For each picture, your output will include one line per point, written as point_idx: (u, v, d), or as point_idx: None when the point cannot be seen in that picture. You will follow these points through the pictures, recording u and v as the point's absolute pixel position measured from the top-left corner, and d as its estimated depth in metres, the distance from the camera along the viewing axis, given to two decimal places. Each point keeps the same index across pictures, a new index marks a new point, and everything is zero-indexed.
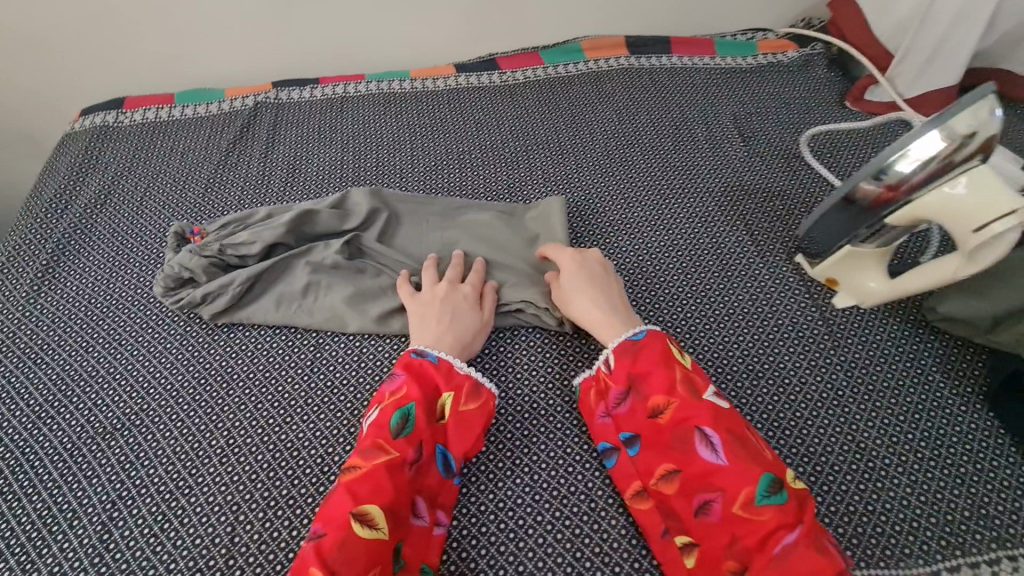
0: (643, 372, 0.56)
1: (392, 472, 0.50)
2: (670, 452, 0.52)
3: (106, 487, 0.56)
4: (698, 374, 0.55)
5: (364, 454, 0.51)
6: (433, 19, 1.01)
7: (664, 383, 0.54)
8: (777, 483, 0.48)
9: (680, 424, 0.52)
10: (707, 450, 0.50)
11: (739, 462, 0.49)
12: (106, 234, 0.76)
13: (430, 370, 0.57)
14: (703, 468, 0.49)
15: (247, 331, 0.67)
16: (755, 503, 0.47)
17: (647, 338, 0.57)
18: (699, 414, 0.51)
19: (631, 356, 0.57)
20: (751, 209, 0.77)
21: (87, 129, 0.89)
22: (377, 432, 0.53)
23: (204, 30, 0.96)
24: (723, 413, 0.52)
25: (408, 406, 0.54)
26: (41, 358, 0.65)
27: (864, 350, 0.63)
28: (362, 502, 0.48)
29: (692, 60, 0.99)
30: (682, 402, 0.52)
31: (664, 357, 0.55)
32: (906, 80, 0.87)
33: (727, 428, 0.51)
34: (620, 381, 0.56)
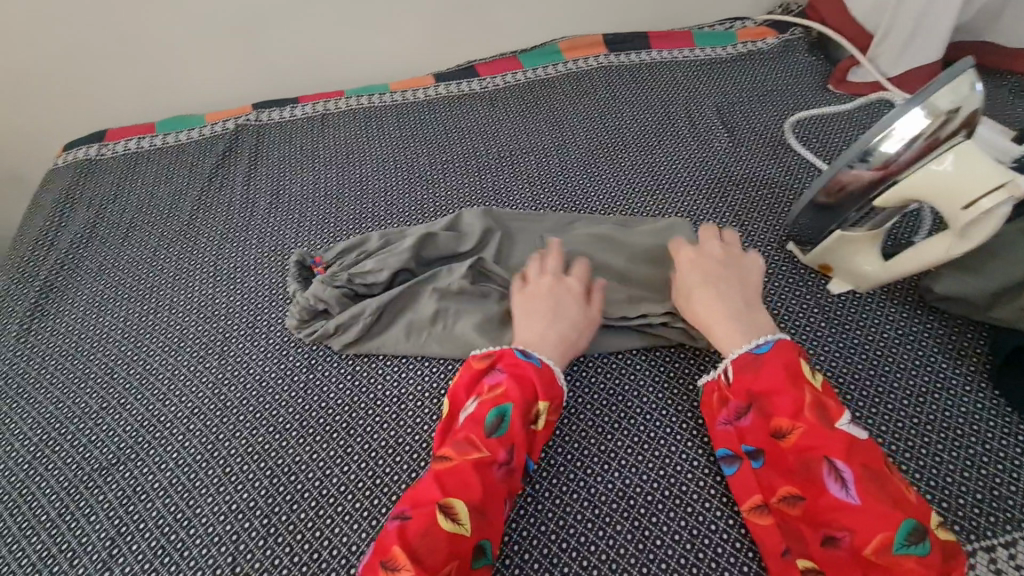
0: (767, 390, 0.52)
1: (483, 471, 0.50)
2: (796, 478, 0.49)
3: (104, 524, 0.55)
4: (831, 398, 0.50)
5: (459, 448, 0.51)
6: (410, 29, 1.01)
7: (792, 406, 0.50)
8: (918, 532, 0.44)
9: (811, 453, 0.48)
10: (838, 485, 0.47)
11: (878, 504, 0.45)
12: (94, 267, 0.76)
13: (534, 373, 0.55)
14: (832, 503, 0.46)
15: (240, 356, 0.66)
16: (892, 550, 0.44)
17: (772, 351, 0.53)
18: (833, 445, 0.48)
19: (754, 372, 0.53)
20: (740, 199, 0.76)
21: (70, 163, 0.89)
22: (474, 427, 0.52)
23: (182, 57, 0.96)
24: (859, 444, 0.48)
25: (505, 405, 0.53)
26: (35, 397, 0.64)
27: (862, 335, 0.63)
28: (450, 495, 0.48)
29: (671, 53, 0.99)
30: (811, 429, 0.49)
31: (793, 373, 0.51)
32: (888, 59, 0.87)
33: (863, 464, 0.47)
34: (743, 396, 0.53)
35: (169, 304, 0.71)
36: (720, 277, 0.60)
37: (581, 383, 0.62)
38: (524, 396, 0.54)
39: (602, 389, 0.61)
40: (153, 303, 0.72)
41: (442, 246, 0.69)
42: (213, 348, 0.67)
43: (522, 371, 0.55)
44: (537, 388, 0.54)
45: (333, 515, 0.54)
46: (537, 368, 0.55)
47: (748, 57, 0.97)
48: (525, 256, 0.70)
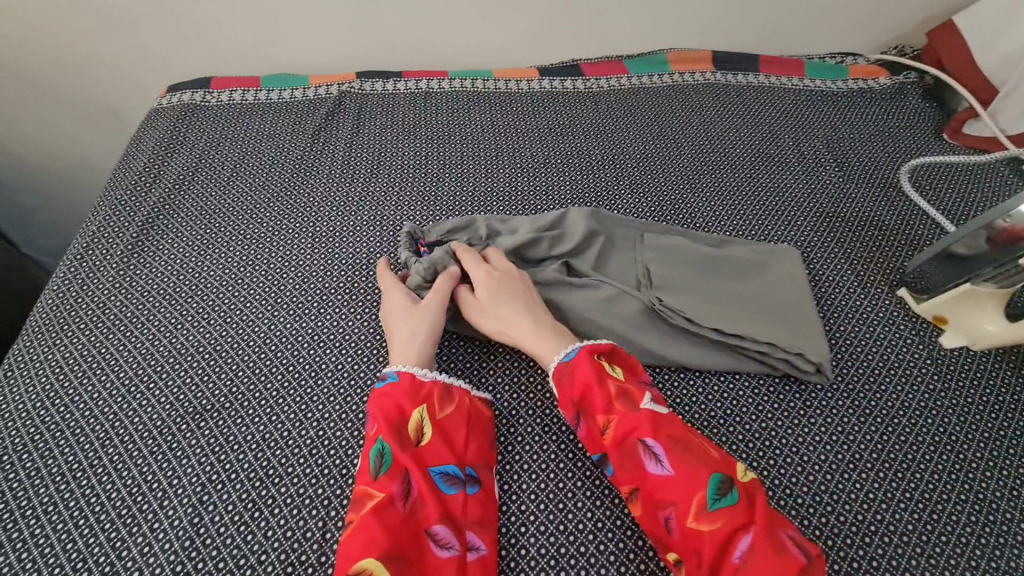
0: (586, 392, 0.55)
1: (382, 516, 0.47)
2: (622, 474, 0.51)
3: (196, 470, 0.55)
4: (630, 382, 0.55)
5: (354, 507, 0.48)
6: (520, 21, 1.00)
7: (602, 401, 0.53)
8: (725, 483, 0.47)
9: (625, 442, 0.51)
10: (653, 462, 0.49)
11: (684, 467, 0.48)
12: (195, 213, 0.76)
13: (392, 390, 0.55)
14: (656, 484, 0.49)
15: (336, 321, 0.66)
16: (707, 509, 0.46)
17: (577, 354, 0.57)
18: (641, 424, 0.51)
19: (570, 378, 0.56)
20: (849, 237, 0.75)
21: (175, 106, 0.90)
22: (360, 478, 0.50)
23: (294, 16, 0.96)
24: (660, 419, 0.52)
25: (380, 441, 0.51)
26: (132, 332, 0.65)
27: (978, 394, 0.61)
28: (357, 559, 0.44)
29: (781, 81, 0.97)
30: (622, 416, 0.52)
31: (597, 369, 0.55)
32: (1009, 116, 0.85)
33: (667, 435, 0.50)
34: (570, 406, 0.55)
35: (267, 260, 0.72)
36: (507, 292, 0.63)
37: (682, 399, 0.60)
38: (390, 423, 0.53)
39: (703, 410, 0.60)
40: (250, 256, 0.72)
41: (544, 244, 0.70)
42: (309, 309, 0.67)
43: (381, 395, 0.55)
44: (403, 402, 0.54)
45: None
46: (391, 386, 0.55)
47: (860, 95, 0.95)
48: (625, 265, 0.70)
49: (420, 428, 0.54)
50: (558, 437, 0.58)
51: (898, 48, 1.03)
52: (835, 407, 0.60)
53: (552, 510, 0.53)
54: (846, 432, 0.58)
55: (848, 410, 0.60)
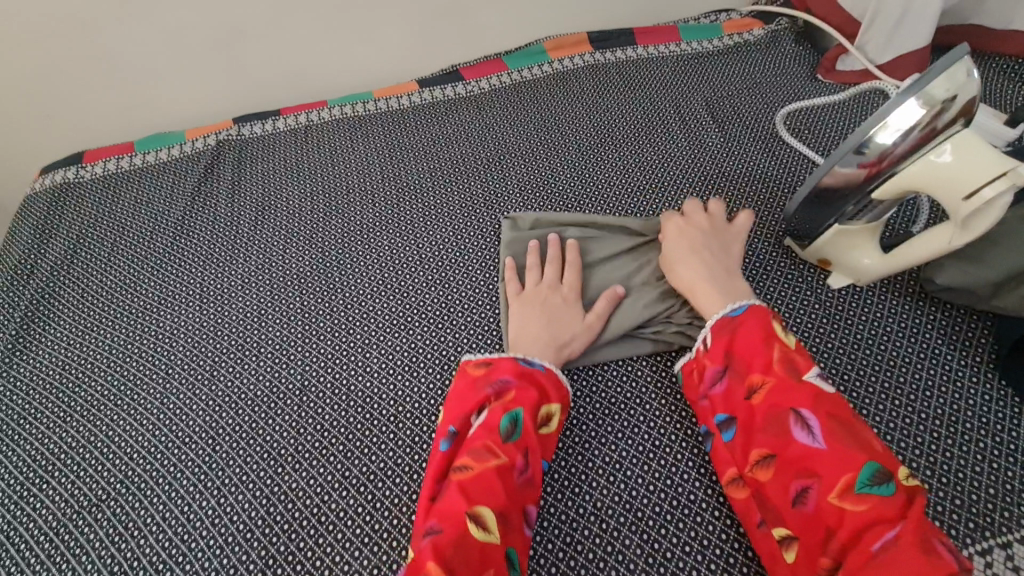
0: (741, 352, 0.53)
1: (504, 476, 0.50)
2: (765, 435, 0.49)
3: (96, 564, 0.54)
4: (799, 355, 0.52)
5: (477, 456, 0.51)
6: (391, 36, 0.99)
7: (760, 362, 0.52)
8: (882, 473, 0.44)
9: (776, 406, 0.49)
10: (804, 433, 0.47)
11: (843, 448, 0.46)
12: (76, 295, 0.74)
13: (543, 376, 0.57)
14: (801, 452, 0.47)
15: (230, 381, 0.65)
16: (857, 491, 0.44)
17: (746, 313, 0.55)
18: (800, 396, 0.49)
19: (730, 334, 0.54)
20: (734, 196, 0.76)
21: (48, 188, 0.87)
22: (488, 434, 0.52)
23: (156, 74, 0.93)
24: (825, 395, 0.48)
25: (516, 411, 0.54)
26: (19, 435, 0.63)
27: (864, 330, 0.62)
28: (475, 503, 0.48)
29: (657, 49, 0.97)
30: (779, 382, 0.50)
31: (765, 331, 0.53)
32: (877, 45, 0.85)
33: (829, 412, 0.47)
34: (717, 359, 0.54)
35: (154, 330, 0.70)
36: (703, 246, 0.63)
37: (582, 394, 0.61)
38: (535, 399, 0.55)
39: (603, 398, 0.61)
40: (137, 330, 0.70)
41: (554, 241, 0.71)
42: (200, 374, 0.65)
43: (530, 374, 0.57)
44: (548, 389, 0.57)
45: (332, 542, 0.54)
46: (543, 372, 0.57)
47: (736, 50, 0.96)
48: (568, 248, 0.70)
49: (548, 417, 0.56)
50: None
51: None
52: None
53: None
54: None
55: None
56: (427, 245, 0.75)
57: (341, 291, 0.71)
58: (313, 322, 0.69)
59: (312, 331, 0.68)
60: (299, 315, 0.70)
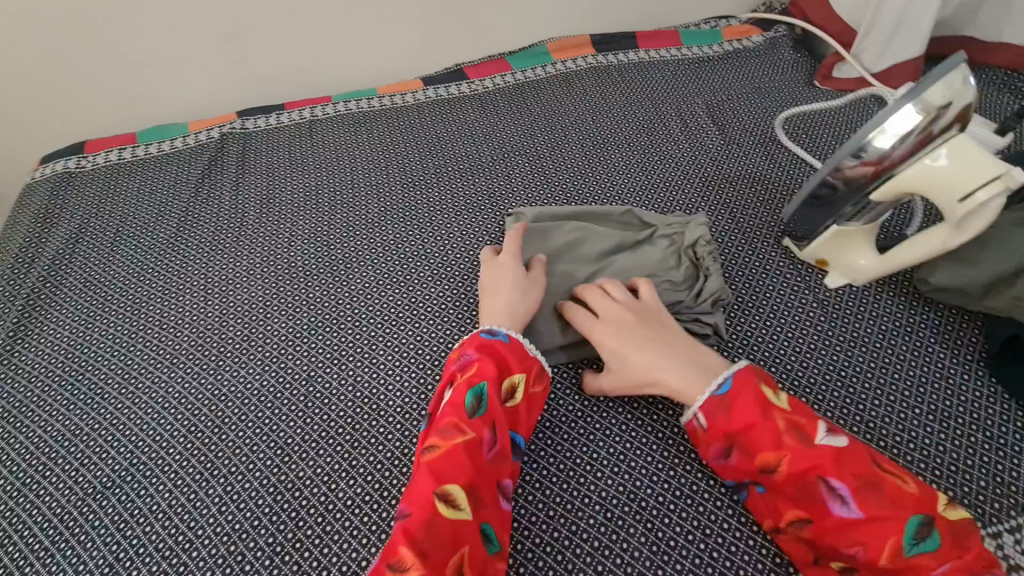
0: (744, 427, 0.51)
1: (472, 452, 0.50)
2: (799, 504, 0.48)
3: (102, 551, 0.54)
4: (801, 415, 0.50)
5: (444, 435, 0.51)
6: (396, 34, 0.99)
7: (770, 438, 0.49)
8: (923, 527, 0.45)
9: (802, 478, 0.48)
10: (838, 504, 0.47)
11: (879, 511, 0.46)
12: (79, 284, 0.74)
13: (503, 348, 0.57)
14: (839, 522, 0.47)
15: (236, 370, 0.65)
16: (904, 553, 0.45)
17: (736, 383, 0.52)
18: (821, 464, 0.47)
19: (725, 415, 0.52)
20: (734, 196, 0.77)
21: (49, 177, 0.86)
22: (454, 411, 0.52)
23: (160, 64, 0.92)
24: (845, 455, 0.48)
25: (481, 385, 0.54)
26: (21, 422, 0.62)
27: (861, 328, 0.64)
28: (444, 482, 0.48)
29: (659, 53, 0.99)
30: (795, 454, 0.48)
31: (761, 401, 0.51)
32: (872, 53, 0.88)
33: (854, 475, 0.47)
34: (723, 438, 0.52)
35: (159, 320, 0.70)
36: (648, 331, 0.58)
37: (586, 388, 0.62)
38: (499, 373, 0.55)
39: (607, 392, 0.62)
40: (142, 320, 0.70)
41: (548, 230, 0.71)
42: (206, 363, 0.66)
43: (490, 346, 0.57)
44: (511, 361, 0.56)
45: (341, 530, 0.54)
46: (505, 342, 0.57)
47: (735, 56, 0.98)
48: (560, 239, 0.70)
49: (514, 390, 0.55)
50: None
51: (766, 5, 1.07)
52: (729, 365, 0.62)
53: None
54: None
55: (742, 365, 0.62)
56: (432, 240, 0.76)
57: (347, 284, 0.72)
58: (319, 313, 0.69)
59: (318, 322, 0.68)
60: (305, 306, 0.70)
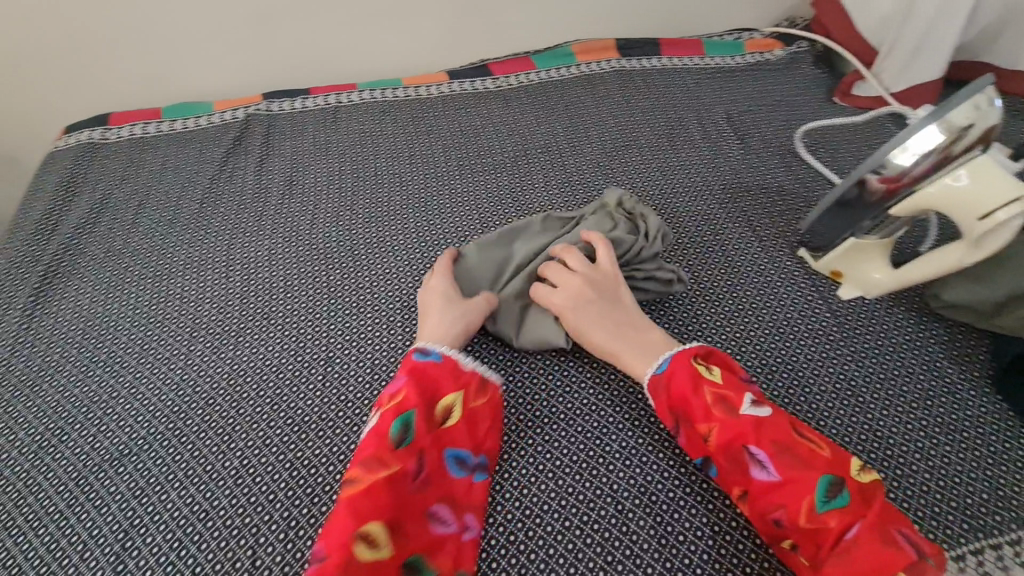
0: (679, 402, 0.54)
1: (394, 487, 0.49)
2: (729, 473, 0.51)
3: (117, 517, 0.54)
4: (730, 388, 0.53)
5: (366, 468, 0.51)
6: (424, 26, 1.00)
7: (700, 410, 0.53)
8: (834, 485, 0.47)
9: (728, 446, 0.51)
10: (758, 468, 0.50)
11: (794, 473, 0.48)
12: (100, 254, 0.74)
13: (431, 372, 0.57)
14: (761, 486, 0.49)
15: (255, 347, 0.66)
16: (816, 510, 0.46)
17: (672, 362, 0.56)
18: (744, 431, 0.51)
19: (665, 390, 0.56)
20: (752, 205, 0.79)
21: (73, 147, 0.87)
22: (378, 441, 0.52)
23: (187, 42, 0.93)
24: (766, 422, 0.51)
25: (407, 413, 0.54)
26: (40, 387, 0.63)
27: (873, 340, 0.65)
28: (365, 520, 0.47)
29: (682, 61, 1.01)
30: (723, 425, 0.51)
31: (693, 377, 0.54)
32: (892, 73, 0.89)
33: (773, 440, 0.50)
34: (665, 415, 0.55)
35: (180, 294, 0.70)
36: (603, 310, 0.61)
37: (602, 381, 0.63)
38: (425, 399, 0.55)
39: (622, 387, 0.62)
40: (163, 293, 0.70)
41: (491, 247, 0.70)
42: (226, 338, 0.66)
43: (420, 369, 0.57)
44: (441, 381, 0.57)
45: None
46: (436, 364, 0.58)
47: (757, 68, 1.00)
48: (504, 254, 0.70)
49: (450, 409, 0.56)
50: None
51: (789, 20, 1.08)
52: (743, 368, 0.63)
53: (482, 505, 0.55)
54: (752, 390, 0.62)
55: (755, 369, 0.63)
56: (453, 230, 0.77)
57: (368, 269, 0.72)
58: (339, 296, 0.70)
59: (337, 304, 0.69)
60: (325, 288, 0.71)
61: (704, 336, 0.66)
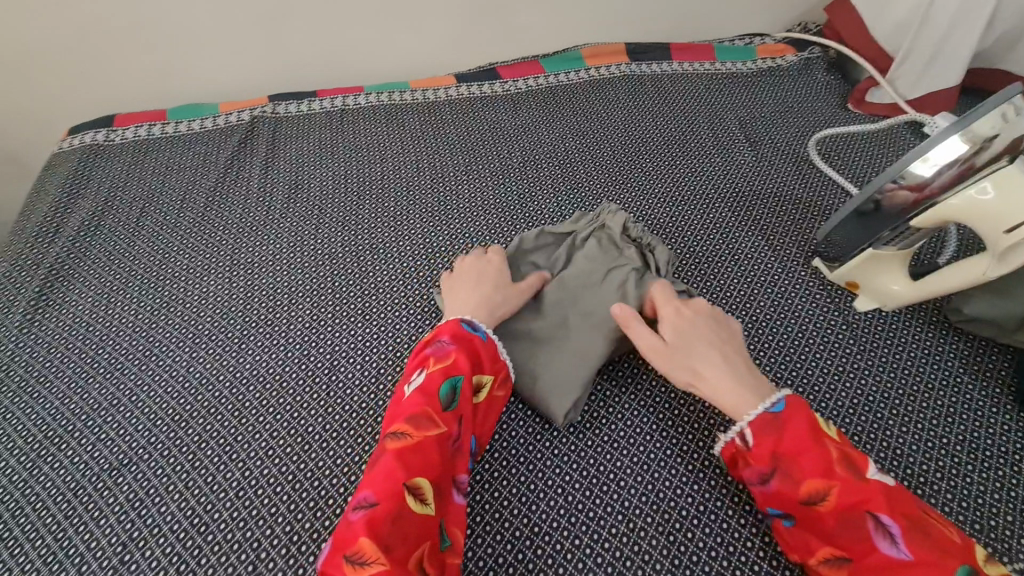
0: (791, 451, 0.48)
1: (442, 445, 0.49)
2: (838, 538, 0.45)
3: (115, 528, 0.53)
4: (852, 449, 0.48)
5: (414, 424, 0.50)
6: (432, 28, 0.99)
7: (818, 466, 0.46)
8: None
9: (847, 511, 0.45)
10: (887, 542, 0.43)
11: (929, 555, 0.42)
12: (103, 257, 0.73)
13: (476, 341, 0.57)
14: (882, 561, 0.43)
15: (259, 354, 0.64)
16: None
17: (789, 408, 0.50)
18: (872, 498, 0.44)
19: (771, 436, 0.49)
20: (765, 214, 0.77)
21: (77, 148, 0.86)
22: (425, 401, 0.51)
23: (193, 42, 0.92)
24: (895, 492, 0.45)
25: (456, 377, 0.53)
26: (39, 392, 0.62)
27: (890, 355, 0.63)
28: (413, 476, 0.47)
29: (693, 66, 0.99)
30: (845, 485, 0.45)
31: (813, 430, 0.48)
32: (907, 81, 0.88)
33: (905, 514, 0.44)
34: (764, 463, 0.49)
35: (183, 299, 0.69)
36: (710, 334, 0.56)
37: (613, 395, 0.61)
38: (472, 367, 0.55)
39: (633, 401, 0.61)
40: (165, 297, 0.69)
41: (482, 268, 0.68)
42: (229, 345, 0.65)
43: (467, 338, 0.57)
44: (482, 357, 0.56)
45: None
46: (482, 339, 0.57)
47: (769, 73, 0.98)
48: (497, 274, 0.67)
49: (481, 387, 0.55)
50: (491, 446, 0.58)
51: (802, 25, 1.07)
52: None
53: (490, 522, 0.53)
54: None
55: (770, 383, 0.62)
56: (461, 236, 0.75)
57: (374, 275, 0.71)
58: (345, 302, 0.69)
59: (343, 311, 0.68)
60: (330, 295, 0.69)
61: None
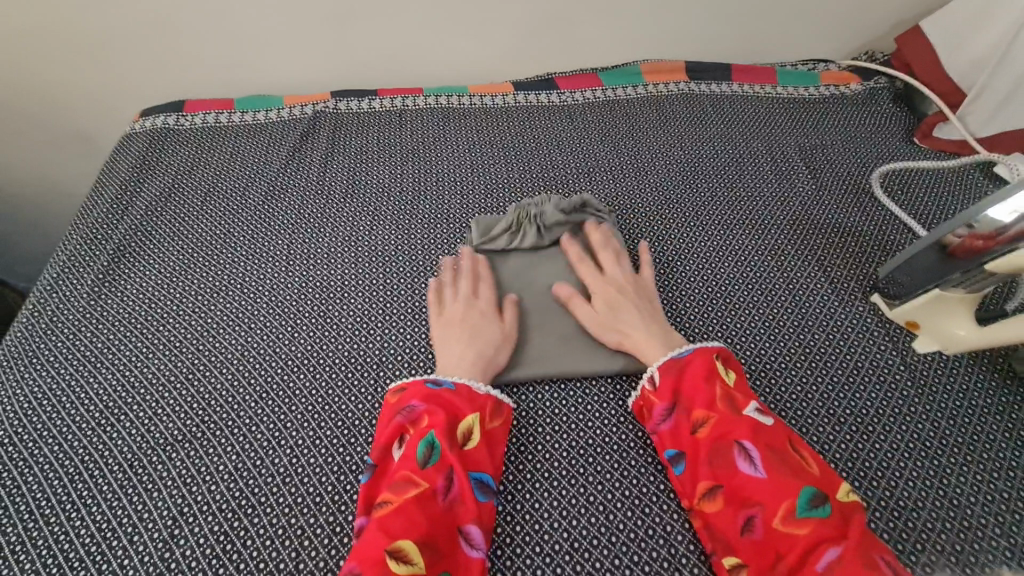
0: (685, 390, 0.57)
1: (424, 505, 0.49)
2: (712, 467, 0.51)
3: (167, 502, 0.55)
4: (739, 392, 0.55)
5: (397, 489, 0.50)
6: (495, 37, 1.00)
7: (704, 401, 0.55)
8: (818, 497, 0.47)
9: (720, 439, 0.52)
10: (747, 464, 0.50)
11: (779, 475, 0.49)
12: (167, 237, 0.76)
13: (449, 393, 0.57)
14: (743, 481, 0.50)
15: (308, 344, 0.66)
16: (795, 515, 0.47)
17: (692, 356, 0.58)
18: (738, 428, 0.52)
19: (674, 376, 0.58)
20: (823, 244, 0.76)
21: (148, 130, 0.89)
22: (406, 464, 0.52)
23: (264, 38, 0.95)
24: (762, 428, 0.52)
25: (432, 435, 0.53)
26: (101, 363, 0.64)
27: (951, 400, 0.61)
28: (396, 538, 0.46)
29: (752, 88, 0.98)
30: (721, 417, 0.53)
31: (707, 373, 0.56)
32: (979, 117, 0.86)
33: (767, 444, 0.51)
34: (663, 400, 0.57)
35: (240, 284, 0.71)
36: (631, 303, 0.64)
37: None
38: (448, 420, 0.54)
39: None
40: (224, 281, 0.72)
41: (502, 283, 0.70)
42: (282, 332, 0.67)
43: (438, 395, 0.56)
44: (459, 405, 0.56)
45: None
46: (451, 389, 0.57)
47: (832, 101, 0.96)
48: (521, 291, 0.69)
49: (469, 433, 0.55)
50: (533, 456, 0.57)
51: (869, 53, 1.05)
52: (810, 417, 0.60)
53: (528, 532, 0.52)
54: (821, 440, 0.59)
55: (822, 418, 0.60)
56: None
57: (425, 275, 0.72)
58: (395, 300, 0.70)
59: (392, 308, 0.69)
60: (381, 291, 0.71)
61: (768, 375, 0.63)
